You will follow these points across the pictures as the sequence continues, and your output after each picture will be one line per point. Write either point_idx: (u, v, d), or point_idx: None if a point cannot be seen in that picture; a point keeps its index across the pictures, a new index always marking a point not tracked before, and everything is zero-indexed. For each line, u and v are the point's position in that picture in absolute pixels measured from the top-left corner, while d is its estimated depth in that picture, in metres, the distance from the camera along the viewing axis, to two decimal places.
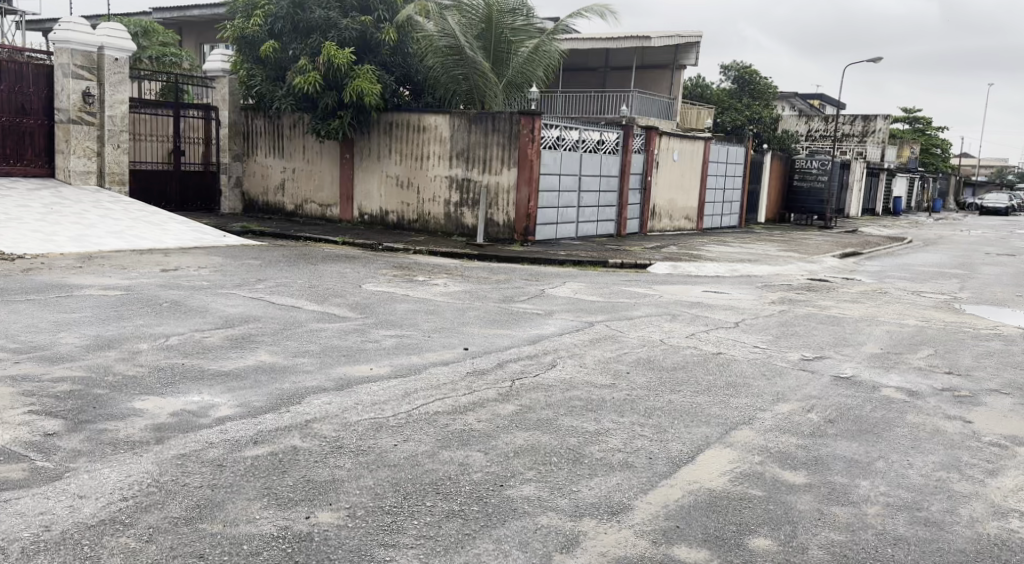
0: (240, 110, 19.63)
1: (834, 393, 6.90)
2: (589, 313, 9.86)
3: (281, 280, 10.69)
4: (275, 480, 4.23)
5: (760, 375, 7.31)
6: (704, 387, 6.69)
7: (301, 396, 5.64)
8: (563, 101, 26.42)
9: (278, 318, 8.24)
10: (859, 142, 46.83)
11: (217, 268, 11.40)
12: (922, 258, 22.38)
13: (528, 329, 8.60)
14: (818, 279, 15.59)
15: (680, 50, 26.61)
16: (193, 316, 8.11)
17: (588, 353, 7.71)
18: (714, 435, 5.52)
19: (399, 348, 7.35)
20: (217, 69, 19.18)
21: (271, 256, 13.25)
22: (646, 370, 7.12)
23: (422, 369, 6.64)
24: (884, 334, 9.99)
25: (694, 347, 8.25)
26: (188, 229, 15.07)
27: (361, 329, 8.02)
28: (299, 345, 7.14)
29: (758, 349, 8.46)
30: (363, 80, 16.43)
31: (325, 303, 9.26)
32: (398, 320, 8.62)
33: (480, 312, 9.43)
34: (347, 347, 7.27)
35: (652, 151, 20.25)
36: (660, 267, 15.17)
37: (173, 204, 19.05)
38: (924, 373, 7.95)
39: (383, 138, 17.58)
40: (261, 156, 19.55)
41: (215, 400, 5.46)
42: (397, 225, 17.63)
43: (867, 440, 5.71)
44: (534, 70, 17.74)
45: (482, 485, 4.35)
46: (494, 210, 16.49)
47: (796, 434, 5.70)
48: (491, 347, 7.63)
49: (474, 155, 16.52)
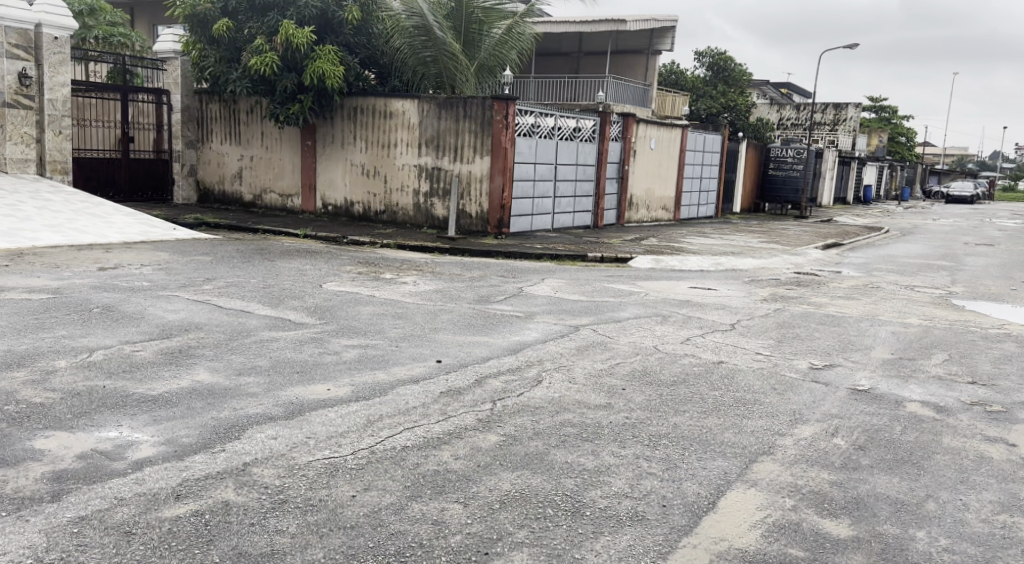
0: (194, 93, 18.52)
1: (857, 412, 6.07)
2: (573, 315, 9.02)
3: (232, 280, 9.71)
4: (197, 556, 3.35)
5: (770, 389, 6.48)
6: (712, 407, 5.84)
7: (243, 429, 4.73)
8: (536, 86, 25.51)
9: (224, 327, 7.29)
10: (829, 130, 46.44)
11: (164, 267, 10.39)
12: (905, 249, 21.77)
13: (507, 336, 7.73)
14: (806, 274, 14.84)
15: (655, 35, 25.91)
16: (126, 325, 7.15)
17: (577, 364, 6.85)
18: (733, 470, 4.68)
19: (363, 362, 6.42)
20: (168, 50, 18.17)
21: (223, 251, 12.25)
22: (644, 386, 6.26)
23: (389, 388, 5.74)
24: (890, 335, 9.19)
25: (691, 356, 7.41)
26: (134, 222, 13.99)
27: (318, 339, 7.08)
28: (246, 360, 6.19)
29: (762, 356, 7.62)
30: (324, 62, 15.45)
31: (279, 307, 8.32)
32: (362, 326, 7.70)
33: (454, 316, 8.52)
34: (301, 361, 6.35)
35: (629, 139, 19.43)
36: (642, 261, 14.34)
37: (122, 194, 17.96)
38: (945, 382, 7.15)
39: (347, 124, 16.57)
40: (217, 142, 18.42)
41: (135, 437, 4.54)
42: (363, 216, 16.64)
43: (907, 472, 4.85)
44: (506, 52, 16.81)
45: (462, 555, 3.50)
46: (466, 201, 15.58)
47: (827, 466, 4.86)
48: (468, 360, 6.74)
49: (444, 143, 15.58)
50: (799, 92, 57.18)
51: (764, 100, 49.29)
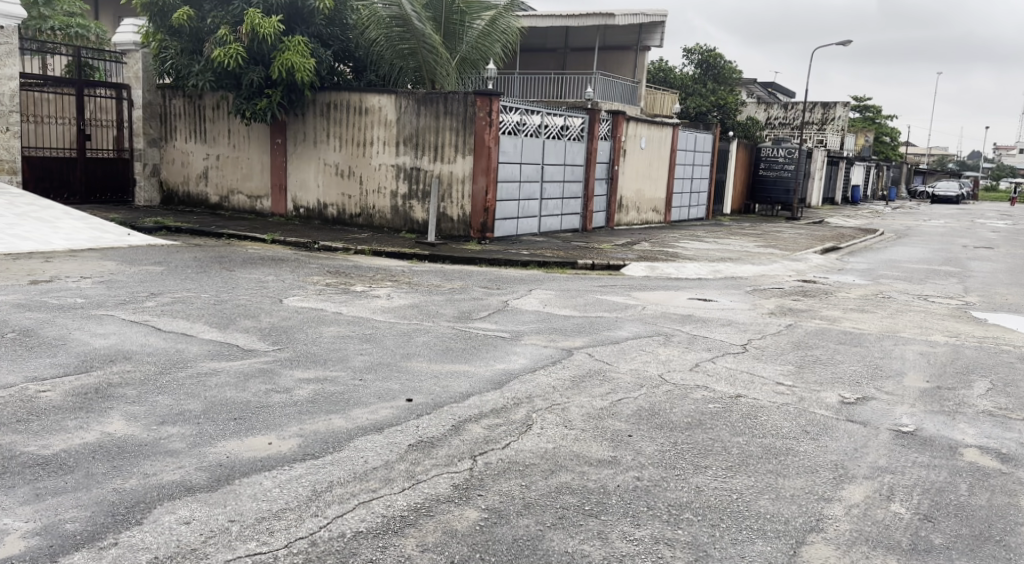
0: (156, 89, 17.47)
1: (909, 464, 5.06)
2: (565, 335, 7.98)
3: (180, 295, 8.63)
4: None
5: (802, 433, 5.48)
6: (738, 461, 4.82)
7: (148, 508, 3.68)
8: (520, 83, 24.47)
9: (158, 357, 6.22)
10: (817, 129, 45.60)
11: (106, 279, 9.28)
12: (906, 253, 20.86)
13: (491, 364, 6.69)
14: (810, 282, 13.86)
15: (644, 31, 24.89)
16: (41, 354, 6.09)
17: (572, 402, 5.80)
18: (779, 558, 3.74)
19: (319, 404, 5.34)
20: (128, 41, 17.03)
21: (178, 260, 11.15)
22: (653, 431, 5.24)
23: (345, 440, 4.69)
24: (919, 357, 8.19)
25: (704, 388, 6.36)
26: (84, 226, 12.88)
27: (268, 371, 6.01)
28: (173, 405, 5.15)
29: (783, 387, 6.60)
30: (293, 53, 14.36)
31: (227, 330, 7.25)
32: (323, 353, 6.65)
33: (429, 338, 7.47)
34: (243, 403, 5.29)
35: (619, 137, 18.43)
36: (636, 267, 13.36)
37: (79, 196, 16.76)
38: (999, 419, 6.13)
39: (320, 121, 15.50)
40: (181, 140, 17.35)
41: (3, 524, 3.50)
42: (338, 220, 15.56)
43: (994, 559, 3.89)
44: (490, 45, 15.75)
45: None
46: (447, 204, 14.53)
47: (894, 550, 3.91)
48: (443, 397, 5.67)
49: (424, 141, 14.53)
50: (783, 92, 56.33)
51: (751, 98, 48.35)
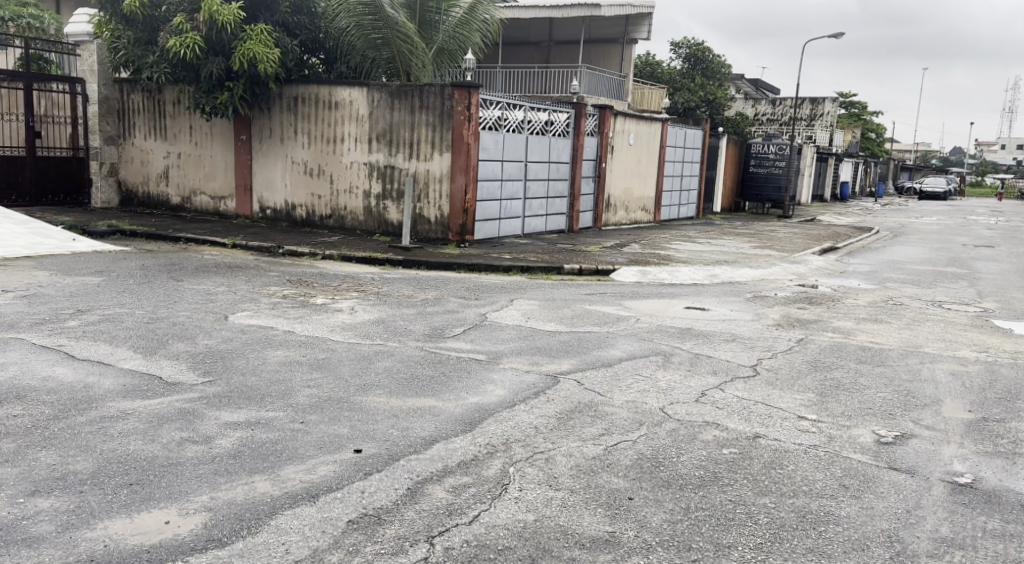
0: (113, 83, 16.27)
1: (979, 533, 4.05)
2: (550, 356, 6.96)
3: (111, 311, 7.57)
4: None
5: (841, 488, 4.48)
6: (769, 537, 3.83)
7: None
8: (503, 77, 23.46)
9: (59, 395, 5.16)
10: (806, 125, 44.71)
11: (31, 293, 8.22)
12: (908, 253, 19.92)
13: (462, 398, 5.65)
14: (813, 287, 12.88)
15: (630, 22, 23.71)
16: None
17: (559, 449, 4.75)
18: None
19: (244, 459, 4.30)
20: (81, 31, 15.72)
21: (122, 269, 10.09)
22: (659, 492, 4.20)
23: (267, 515, 3.71)
24: (951, 379, 7.19)
25: (715, 427, 5.33)
26: (26, 230, 11.82)
27: (188, 414, 4.94)
28: (59, 464, 4.14)
29: (806, 423, 5.58)
30: (255, 43, 13.27)
31: (153, 356, 6.18)
32: (262, 386, 5.59)
33: (393, 363, 6.42)
34: (149, 458, 4.26)
35: (607, 133, 17.42)
36: (626, 272, 12.37)
37: (28, 198, 15.57)
38: None
39: (287, 116, 14.40)
40: (140, 138, 16.20)
41: None
42: (307, 221, 14.48)
43: None
44: (469, 34, 14.72)
45: None
46: (423, 205, 13.49)
47: None
48: (400, 445, 4.63)
49: (398, 137, 13.48)
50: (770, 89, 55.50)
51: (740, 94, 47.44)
